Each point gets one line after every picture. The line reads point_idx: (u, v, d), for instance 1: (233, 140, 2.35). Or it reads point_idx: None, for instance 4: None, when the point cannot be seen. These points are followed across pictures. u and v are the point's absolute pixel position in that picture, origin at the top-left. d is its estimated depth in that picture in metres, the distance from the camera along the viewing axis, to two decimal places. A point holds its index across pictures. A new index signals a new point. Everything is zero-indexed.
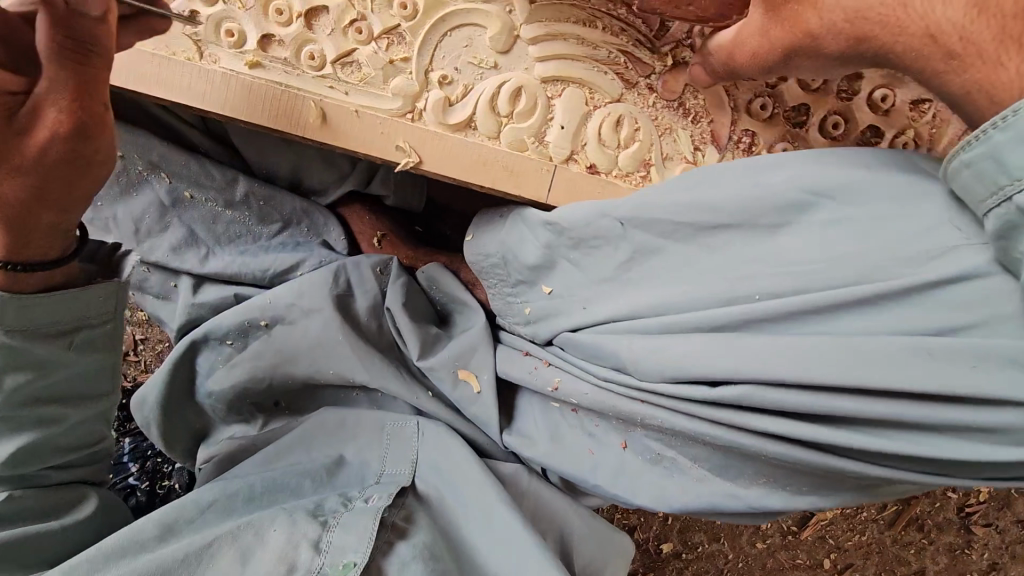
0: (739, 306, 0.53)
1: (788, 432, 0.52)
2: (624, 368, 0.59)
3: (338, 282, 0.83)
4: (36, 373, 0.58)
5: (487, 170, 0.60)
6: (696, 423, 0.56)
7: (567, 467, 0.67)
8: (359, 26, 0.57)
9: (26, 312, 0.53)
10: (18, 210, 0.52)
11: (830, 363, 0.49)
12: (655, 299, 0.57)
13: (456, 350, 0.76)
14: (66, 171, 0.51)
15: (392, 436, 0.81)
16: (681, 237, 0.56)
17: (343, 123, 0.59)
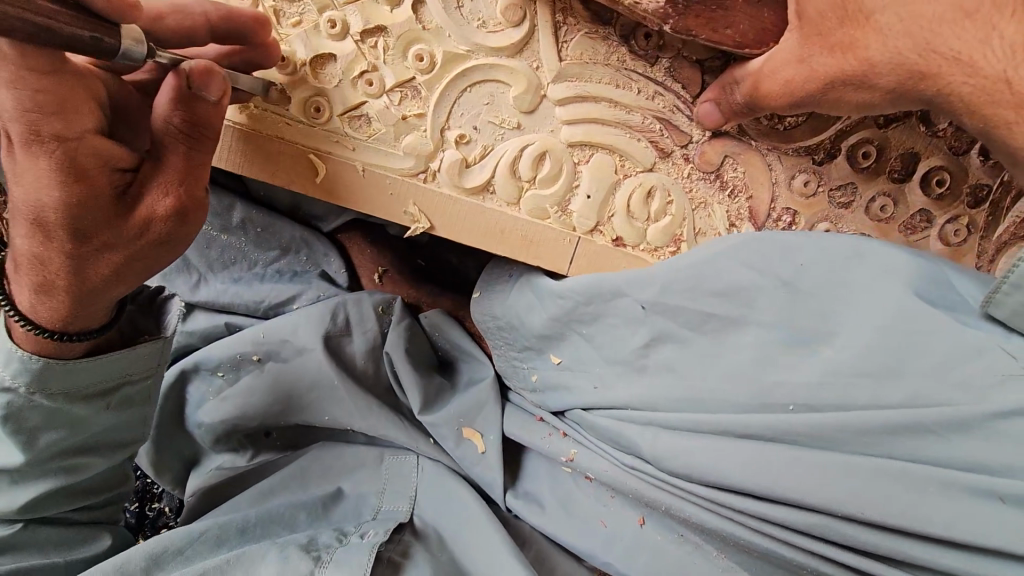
0: (769, 415, 0.49)
1: (818, 547, 0.49)
2: (647, 459, 0.56)
3: (336, 321, 0.79)
4: (70, 430, 0.56)
5: (504, 239, 0.56)
6: (721, 522, 0.53)
7: (576, 542, 0.65)
8: (369, 78, 0.51)
9: (16, 381, 0.51)
10: (95, 288, 0.46)
11: (860, 482, 0.46)
12: (678, 392, 0.53)
13: (461, 406, 0.72)
14: (156, 251, 0.47)
15: (389, 468, 0.80)
16: (708, 329, 0.53)
17: (350, 183, 0.54)
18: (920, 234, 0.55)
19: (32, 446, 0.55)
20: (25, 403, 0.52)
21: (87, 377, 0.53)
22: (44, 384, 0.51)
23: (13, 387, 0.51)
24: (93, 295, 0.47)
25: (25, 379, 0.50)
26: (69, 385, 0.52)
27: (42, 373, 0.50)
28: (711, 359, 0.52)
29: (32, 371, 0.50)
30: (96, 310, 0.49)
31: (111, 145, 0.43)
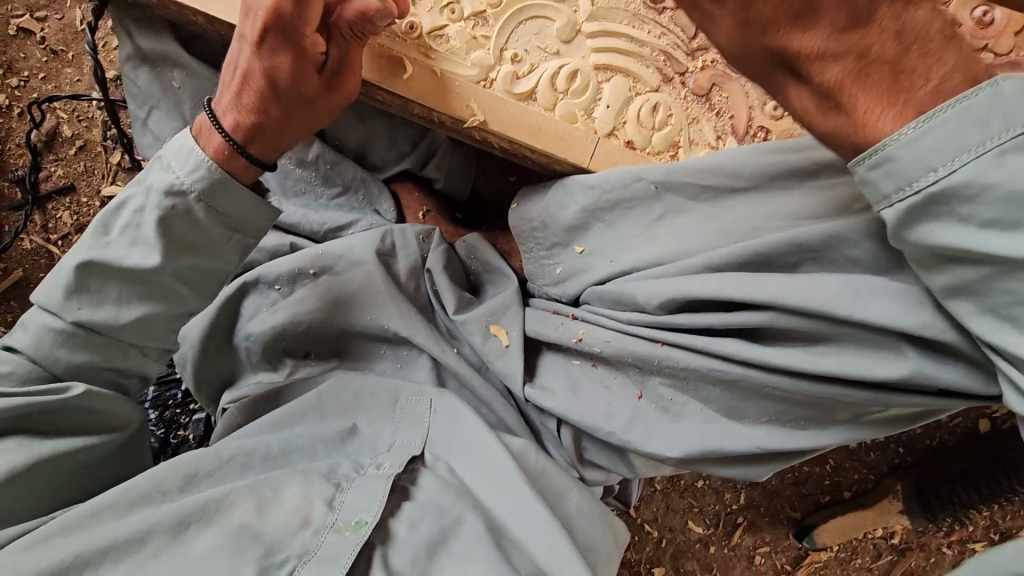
0: (755, 243, 0.59)
1: (800, 364, 0.56)
2: (642, 307, 0.66)
3: (384, 241, 0.91)
4: (196, 247, 0.69)
5: (540, 136, 0.71)
6: (705, 358, 0.61)
7: (584, 414, 0.69)
8: (454, 7, 0.71)
9: (192, 186, 0.66)
10: (286, 133, 0.69)
11: (830, 292, 0.54)
12: (678, 247, 0.64)
13: (491, 307, 0.81)
14: (328, 110, 0.70)
15: (405, 407, 0.84)
16: (706, 199, 0.65)
17: (427, 81, 0.71)
18: None
19: (168, 252, 0.67)
20: (180, 210, 0.67)
21: (232, 200, 0.68)
22: (208, 196, 0.67)
23: (184, 192, 0.66)
24: (278, 136, 0.69)
25: (201, 186, 0.66)
26: (219, 203, 0.68)
27: (213, 186, 0.67)
28: (710, 222, 0.64)
29: (207, 182, 0.66)
30: (282, 148, 0.72)
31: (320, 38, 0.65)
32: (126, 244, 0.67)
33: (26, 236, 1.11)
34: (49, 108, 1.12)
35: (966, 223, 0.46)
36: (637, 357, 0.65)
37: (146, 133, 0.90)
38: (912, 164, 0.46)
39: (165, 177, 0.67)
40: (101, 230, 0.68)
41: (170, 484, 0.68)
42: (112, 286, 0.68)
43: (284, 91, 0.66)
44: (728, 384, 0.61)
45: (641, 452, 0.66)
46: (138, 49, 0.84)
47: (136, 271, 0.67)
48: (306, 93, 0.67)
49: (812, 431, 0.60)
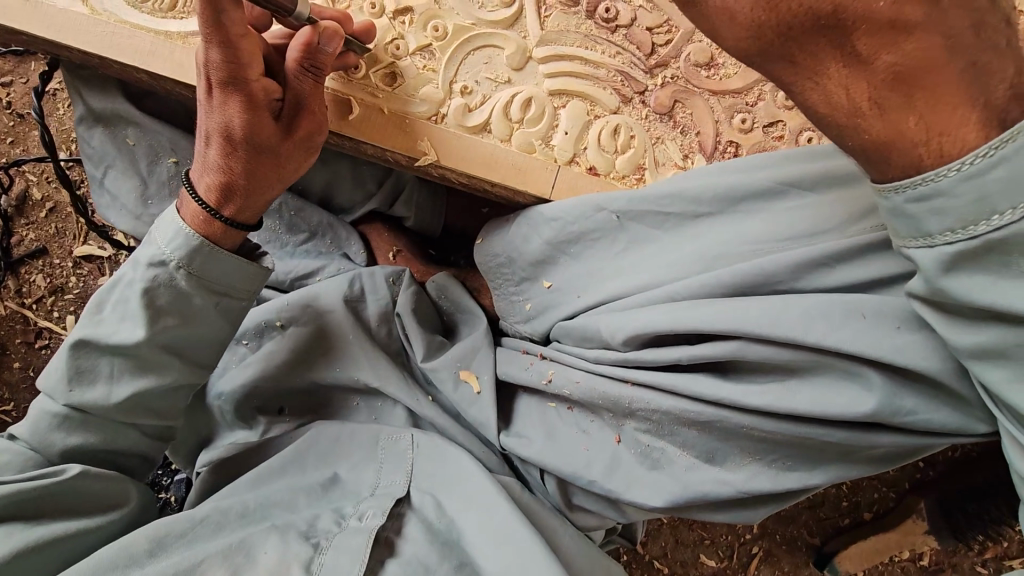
0: (714, 273, 0.56)
1: (782, 401, 0.52)
2: (610, 344, 0.61)
3: (352, 288, 0.87)
4: (182, 319, 0.66)
5: (498, 168, 0.67)
6: (676, 398, 0.57)
7: (563, 463, 0.65)
8: (398, 43, 0.68)
9: (172, 255, 0.64)
10: (261, 187, 0.65)
11: (794, 319, 0.50)
12: (646, 279, 0.60)
13: (459, 351, 0.76)
14: (301, 154, 0.66)
15: (385, 448, 0.81)
16: (672, 228, 0.61)
17: (376, 121, 0.68)
18: None
19: (152, 324, 0.64)
20: (162, 281, 0.64)
21: (216, 266, 0.65)
22: (188, 262, 0.64)
23: (165, 262, 0.64)
24: (250, 192, 0.65)
25: (180, 254, 0.64)
26: (202, 271, 0.65)
27: (193, 252, 0.64)
28: (674, 253, 0.60)
29: (188, 247, 0.63)
30: (262, 205, 0.68)
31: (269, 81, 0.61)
32: (115, 320, 0.65)
33: (0, 303, 1.10)
34: (18, 171, 1.12)
35: (1010, 282, 0.40)
36: (608, 401, 0.61)
37: (103, 192, 0.87)
38: (934, 211, 0.41)
39: (148, 250, 0.65)
40: (93, 308, 0.66)
41: (138, 548, 0.64)
42: (103, 361, 0.66)
43: (245, 141, 0.62)
44: (704, 426, 0.56)
45: (625, 500, 0.61)
46: (90, 109, 0.83)
47: (123, 345, 0.64)
48: (272, 140, 0.63)
49: (799, 472, 0.55)
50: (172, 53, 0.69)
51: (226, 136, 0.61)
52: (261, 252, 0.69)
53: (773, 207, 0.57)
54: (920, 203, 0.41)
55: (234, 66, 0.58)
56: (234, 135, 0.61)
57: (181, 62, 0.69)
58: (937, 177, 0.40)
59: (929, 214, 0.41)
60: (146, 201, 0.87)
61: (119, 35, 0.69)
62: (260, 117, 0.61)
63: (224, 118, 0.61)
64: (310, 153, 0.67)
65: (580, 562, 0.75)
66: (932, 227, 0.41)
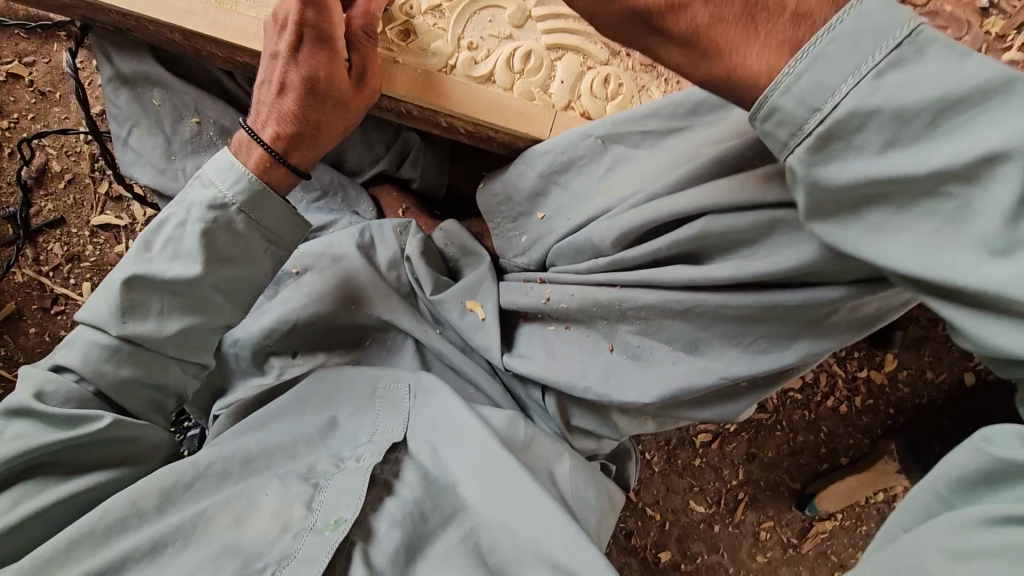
0: (685, 170, 0.63)
1: (748, 269, 0.58)
2: (601, 252, 0.69)
3: (363, 237, 0.94)
4: (235, 260, 0.72)
5: (501, 114, 0.76)
6: (661, 291, 0.64)
7: (558, 377, 0.73)
8: (411, 3, 0.76)
9: (236, 198, 0.69)
10: (324, 136, 0.72)
11: (753, 182, 0.57)
12: (629, 191, 0.68)
13: (465, 283, 0.83)
14: (359, 108, 0.74)
15: (384, 397, 0.86)
16: (650, 143, 0.69)
17: (392, 72, 0.76)
18: None
19: (207, 263, 0.70)
20: (222, 222, 0.70)
21: (273, 211, 0.71)
22: (249, 206, 0.70)
23: (226, 205, 0.69)
24: (313, 142, 0.72)
25: (243, 198, 0.69)
26: (261, 216, 0.71)
27: (254, 197, 0.70)
28: (657, 164, 0.67)
29: (251, 192, 0.69)
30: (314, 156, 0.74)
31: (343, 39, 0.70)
32: (170, 258, 0.70)
33: (18, 269, 1.15)
34: (38, 145, 1.17)
35: (865, 153, 0.44)
36: (601, 305, 0.68)
37: (127, 151, 0.94)
38: (800, 98, 0.45)
39: (206, 193, 0.69)
40: (147, 247, 0.71)
41: (148, 501, 0.68)
42: (155, 298, 0.70)
43: (326, 89, 0.69)
44: (682, 315, 0.64)
45: (617, 402, 0.69)
46: (119, 73, 0.91)
47: (179, 280, 0.69)
48: (348, 90, 0.71)
49: (775, 353, 0.61)
50: (204, 12, 0.77)
51: (308, 83, 0.68)
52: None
53: (732, 111, 0.63)
54: (785, 97, 0.45)
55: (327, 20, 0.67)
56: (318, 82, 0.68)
57: (215, 21, 0.77)
58: (796, 65, 0.45)
59: (805, 96, 0.45)
60: (169, 157, 0.93)
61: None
62: (340, 68, 0.70)
63: (310, 65, 0.67)
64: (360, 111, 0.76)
65: (575, 482, 0.82)
66: (816, 99, 0.44)
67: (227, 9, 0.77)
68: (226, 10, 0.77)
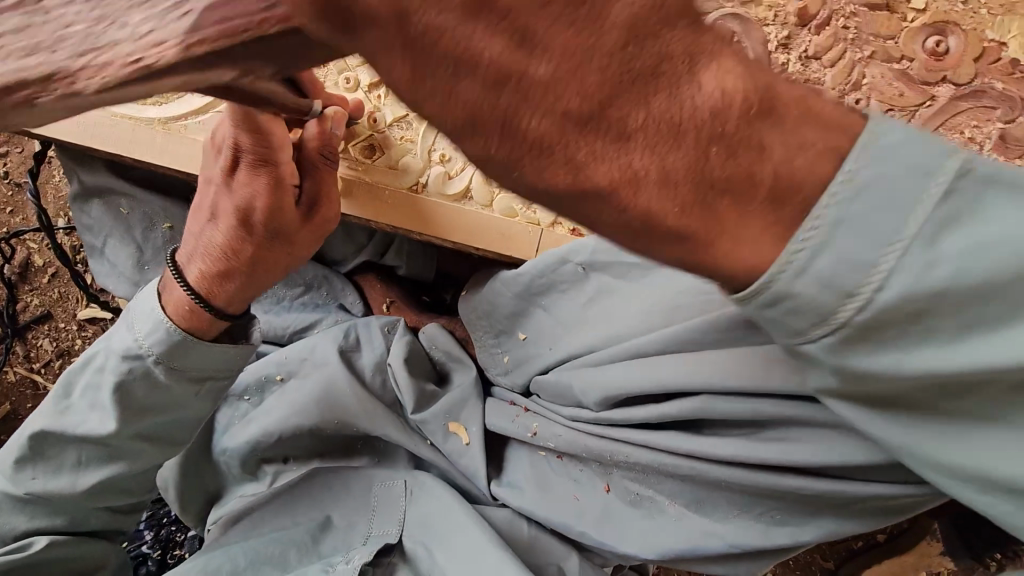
0: (668, 329, 0.56)
1: (748, 453, 0.52)
2: (583, 402, 0.63)
3: (347, 338, 0.88)
4: (159, 408, 0.64)
5: (484, 235, 0.68)
6: (652, 452, 0.58)
7: (552, 511, 0.65)
8: (375, 116, 0.68)
9: (150, 350, 0.60)
10: (258, 276, 0.61)
11: (755, 368, 0.49)
12: (612, 333, 0.62)
13: (449, 402, 0.77)
14: (309, 242, 0.63)
15: (381, 496, 0.80)
16: (633, 276, 0.63)
17: (360, 194, 0.68)
18: None
19: (124, 418, 0.63)
20: (137, 374, 0.61)
21: (198, 359, 0.61)
22: (166, 356, 0.60)
23: (142, 355, 0.60)
24: (248, 283, 0.61)
25: (159, 349, 0.60)
26: (182, 364, 0.61)
27: (171, 347, 0.60)
28: (653, 308, 0.59)
29: (168, 341, 0.59)
30: (255, 294, 0.63)
31: (296, 169, 0.59)
32: (86, 407, 0.64)
33: (10, 368, 1.12)
34: (19, 240, 1.14)
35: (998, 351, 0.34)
36: (591, 453, 0.62)
37: (100, 263, 0.89)
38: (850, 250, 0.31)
39: (125, 339, 0.61)
40: (65, 394, 0.65)
41: None
42: (70, 450, 0.65)
43: (265, 227, 0.58)
44: (681, 478, 0.58)
45: (618, 551, 0.62)
46: (81, 187, 0.85)
47: (92, 436, 0.64)
48: (289, 227, 0.60)
49: (791, 526, 0.55)
50: (154, 138, 0.71)
51: (243, 221, 0.58)
52: (247, 334, 0.65)
53: None
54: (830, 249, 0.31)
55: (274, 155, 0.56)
56: (251, 219, 0.58)
57: (169, 150, 0.70)
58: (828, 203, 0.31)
59: (847, 261, 0.32)
60: (143, 267, 0.88)
61: (102, 124, 0.70)
62: (286, 204, 0.58)
63: (244, 203, 0.58)
64: (318, 241, 0.64)
65: None
66: (853, 277, 0.32)
67: (177, 133, 0.70)
68: (176, 134, 0.70)
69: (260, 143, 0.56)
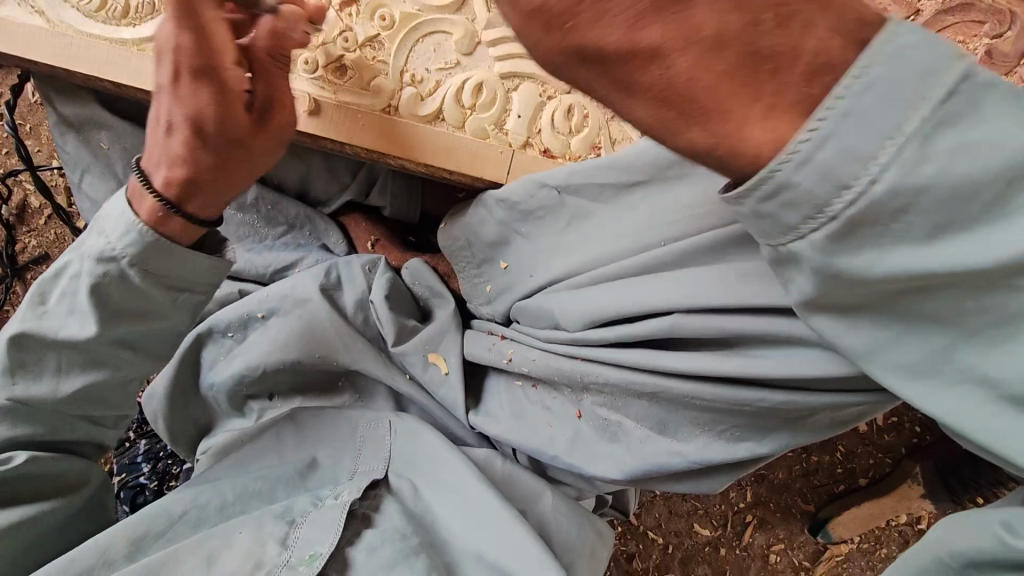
0: (649, 252, 0.57)
1: (713, 367, 0.52)
2: (562, 324, 0.62)
3: (328, 276, 0.87)
4: (140, 317, 0.60)
5: (454, 156, 0.68)
6: (620, 370, 0.58)
7: (524, 441, 0.66)
8: (346, 35, 0.67)
9: (124, 252, 0.56)
10: (227, 183, 0.58)
11: (709, 288, 0.51)
12: (586, 256, 0.61)
13: (428, 334, 0.76)
14: (278, 148, 0.61)
15: (363, 435, 0.81)
16: (608, 198, 0.61)
17: (331, 115, 0.68)
18: None
19: (105, 325, 0.59)
20: (113, 277, 0.57)
21: (175, 266, 0.58)
22: (141, 260, 0.57)
23: (115, 257, 0.56)
24: (217, 191, 0.58)
25: (132, 251, 0.56)
26: (159, 270, 0.58)
27: (145, 249, 0.56)
28: (620, 226, 0.60)
29: (139, 244, 0.56)
30: (223, 205, 0.60)
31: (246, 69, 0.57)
32: (64, 312, 0.60)
33: (10, 307, 1.15)
34: (15, 182, 1.15)
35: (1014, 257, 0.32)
36: (563, 376, 0.62)
37: (85, 197, 0.90)
38: (855, 143, 0.31)
39: (96, 242, 0.57)
40: (40, 300, 0.60)
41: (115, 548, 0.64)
42: (51, 355, 0.61)
43: (230, 132, 0.55)
44: (650, 397, 0.57)
45: (586, 475, 0.62)
46: (63, 117, 0.85)
47: (75, 341, 0.60)
48: (253, 132, 0.57)
49: (752, 442, 0.54)
50: (127, 61, 0.71)
51: (200, 130, 0.55)
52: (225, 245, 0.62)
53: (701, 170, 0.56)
54: (834, 137, 0.31)
55: (217, 47, 0.54)
56: (208, 125, 0.54)
57: (142, 72, 0.71)
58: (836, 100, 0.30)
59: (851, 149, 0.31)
60: None
61: (76, 46, 0.70)
62: (245, 105, 0.56)
63: (195, 109, 0.54)
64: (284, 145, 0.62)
65: (562, 513, 0.76)
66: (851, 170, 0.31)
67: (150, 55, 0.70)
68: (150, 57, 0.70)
69: (198, 37, 0.54)
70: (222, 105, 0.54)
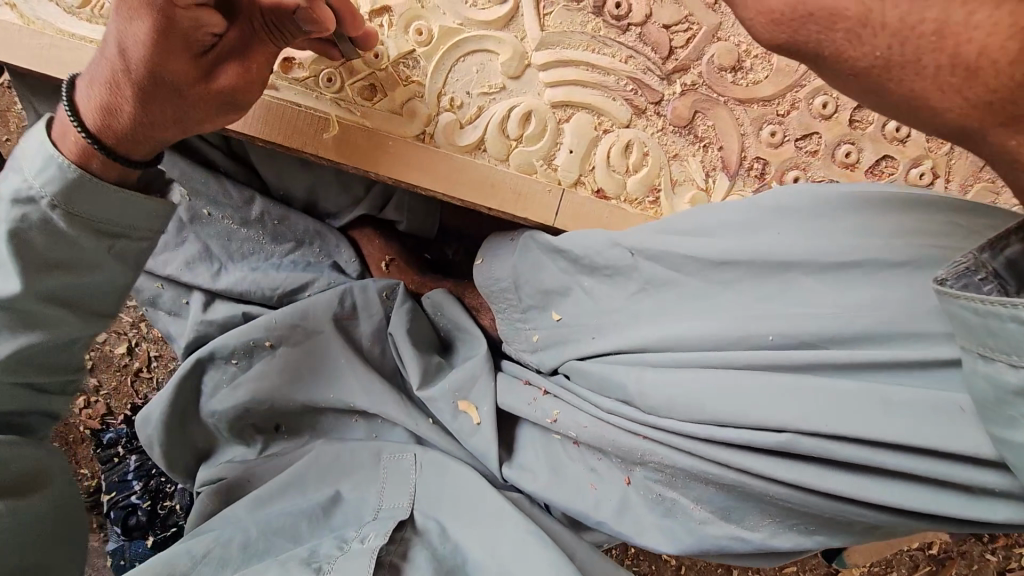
0: (751, 350, 0.49)
1: (818, 480, 0.47)
2: (631, 399, 0.55)
3: (343, 304, 0.81)
4: (69, 267, 0.50)
5: (497, 193, 0.60)
6: (694, 458, 0.52)
7: (567, 503, 0.61)
8: (376, 50, 0.59)
9: (44, 190, 0.47)
10: (152, 129, 0.50)
11: (805, 398, 0.46)
12: (656, 333, 0.54)
13: (458, 379, 0.70)
14: (213, 105, 0.52)
15: (387, 468, 0.75)
16: (693, 271, 0.53)
17: (358, 142, 0.60)
18: (886, 175, 0.60)
19: (27, 274, 0.49)
20: (34, 223, 0.48)
21: (106, 208, 0.49)
22: (66, 200, 0.48)
23: (35, 198, 0.48)
24: (140, 133, 0.49)
25: (54, 188, 0.47)
26: (86, 212, 0.49)
27: (70, 187, 0.48)
28: (704, 301, 0.53)
29: (62, 179, 0.47)
30: (157, 144, 0.52)
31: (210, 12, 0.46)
32: None
33: None
34: None
35: None
36: (620, 452, 0.56)
37: None
38: None
39: (11, 181, 0.48)
40: None
41: None
42: None
43: (141, 69, 0.47)
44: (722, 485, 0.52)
45: (632, 544, 0.59)
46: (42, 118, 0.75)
47: None
48: (179, 76, 0.48)
49: (824, 535, 0.51)
50: None
51: (126, 56, 0.47)
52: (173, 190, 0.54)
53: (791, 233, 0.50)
54: None
55: None
56: (131, 52, 0.46)
57: None
58: None
59: None
60: None
61: (59, 49, 0.60)
62: (175, 47, 0.47)
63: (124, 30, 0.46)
64: (242, 104, 0.54)
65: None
66: None
67: None
68: None
69: None
70: (158, 44, 0.46)
